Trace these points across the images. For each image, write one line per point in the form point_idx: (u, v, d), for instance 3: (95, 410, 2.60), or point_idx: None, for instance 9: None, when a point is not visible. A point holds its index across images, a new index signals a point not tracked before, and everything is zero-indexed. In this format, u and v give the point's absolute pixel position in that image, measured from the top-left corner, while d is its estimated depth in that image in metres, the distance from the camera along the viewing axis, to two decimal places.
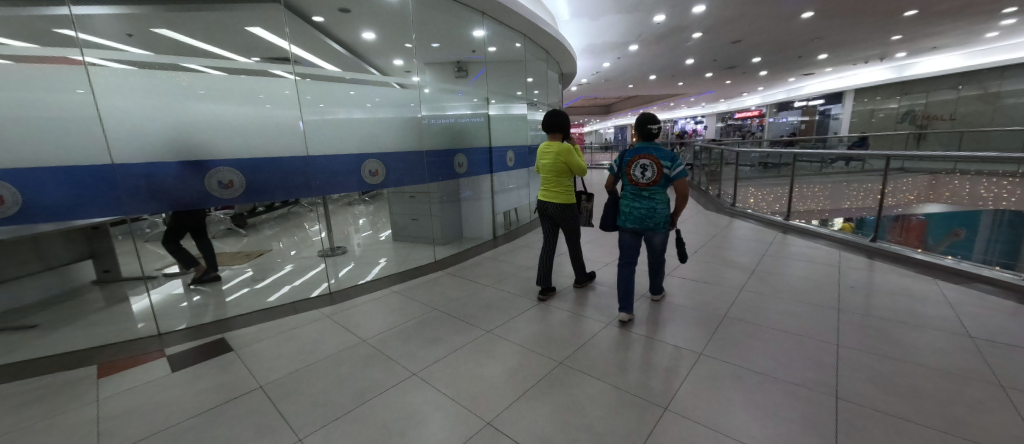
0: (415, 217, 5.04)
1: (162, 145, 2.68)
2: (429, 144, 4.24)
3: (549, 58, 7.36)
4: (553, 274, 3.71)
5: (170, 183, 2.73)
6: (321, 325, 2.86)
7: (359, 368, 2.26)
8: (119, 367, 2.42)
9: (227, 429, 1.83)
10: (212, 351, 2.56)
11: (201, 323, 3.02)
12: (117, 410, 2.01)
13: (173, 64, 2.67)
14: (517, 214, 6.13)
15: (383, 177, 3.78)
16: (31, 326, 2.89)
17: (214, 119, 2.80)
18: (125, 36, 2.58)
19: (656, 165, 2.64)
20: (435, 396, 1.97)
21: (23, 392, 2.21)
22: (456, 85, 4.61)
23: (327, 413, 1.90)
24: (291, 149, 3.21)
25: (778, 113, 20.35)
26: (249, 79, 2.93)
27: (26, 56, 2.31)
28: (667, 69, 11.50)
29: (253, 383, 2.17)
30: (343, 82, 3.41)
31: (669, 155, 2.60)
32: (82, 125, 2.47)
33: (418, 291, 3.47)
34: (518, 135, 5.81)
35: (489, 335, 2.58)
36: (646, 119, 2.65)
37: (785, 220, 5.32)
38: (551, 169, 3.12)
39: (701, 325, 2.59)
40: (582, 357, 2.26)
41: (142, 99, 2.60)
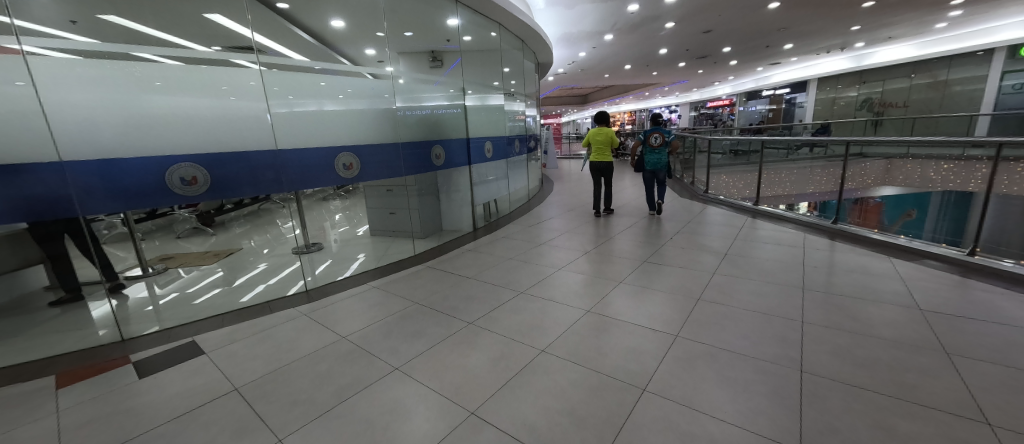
0: (393, 211, 5.02)
1: (114, 141, 2.50)
2: (404, 135, 4.14)
3: (525, 47, 7.30)
4: (535, 264, 3.75)
5: (126, 180, 2.56)
6: (298, 324, 2.80)
7: (340, 365, 2.23)
8: (81, 375, 2.30)
9: (203, 432, 1.78)
10: (180, 356, 2.46)
11: (168, 325, 2.89)
12: (82, 420, 1.91)
13: (124, 53, 2.49)
14: (497, 206, 6.12)
15: (358, 171, 3.69)
16: None
17: (175, 113, 2.66)
18: (70, 23, 2.39)
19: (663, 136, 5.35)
20: (419, 388, 1.97)
21: None
22: (432, 76, 4.50)
23: (306, 412, 1.87)
24: (259, 143, 3.08)
25: (748, 102, 20.98)
26: (211, 69, 2.79)
27: None
28: (642, 59, 11.67)
29: (228, 386, 2.11)
30: (313, 73, 3.29)
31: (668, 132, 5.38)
32: (25, 121, 2.31)
33: (399, 285, 3.44)
34: (496, 125, 5.78)
35: (472, 326, 2.59)
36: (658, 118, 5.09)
37: (755, 205, 5.53)
38: (604, 143, 5.44)
39: (677, 306, 2.70)
40: (565, 343, 2.31)
41: (87, 89, 2.40)
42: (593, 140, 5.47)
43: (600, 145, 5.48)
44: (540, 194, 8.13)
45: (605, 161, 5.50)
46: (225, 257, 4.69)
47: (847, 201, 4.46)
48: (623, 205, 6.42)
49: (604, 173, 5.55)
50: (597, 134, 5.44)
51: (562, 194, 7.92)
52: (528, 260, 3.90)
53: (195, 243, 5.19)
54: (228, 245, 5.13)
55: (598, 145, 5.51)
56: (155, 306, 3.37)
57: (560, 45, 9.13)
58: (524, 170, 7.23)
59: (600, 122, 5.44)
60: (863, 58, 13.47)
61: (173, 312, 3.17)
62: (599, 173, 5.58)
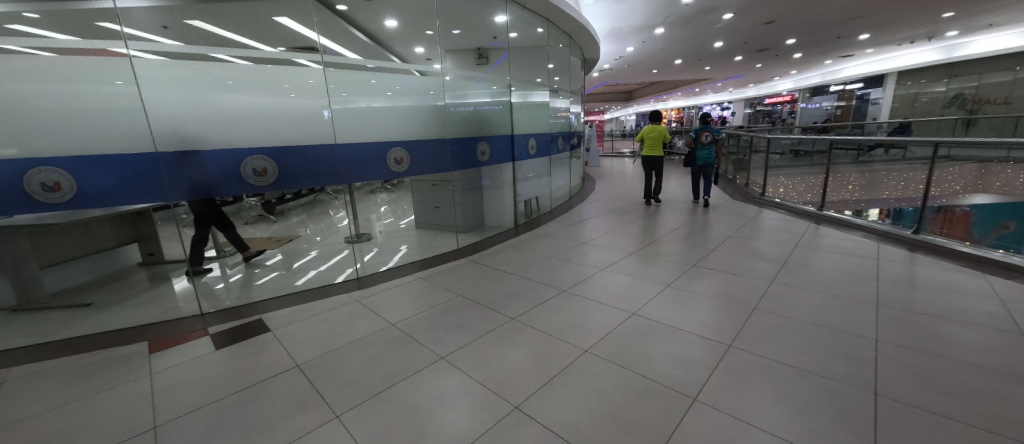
0: (438, 205, 5.19)
1: (198, 135, 2.79)
2: (451, 131, 4.24)
3: (571, 43, 7.22)
4: (576, 263, 3.71)
5: (204, 171, 2.84)
6: (350, 309, 2.97)
7: (390, 351, 2.34)
8: (168, 343, 2.59)
9: (268, 404, 1.94)
10: (249, 331, 2.69)
11: (235, 304, 3.17)
12: (168, 384, 2.15)
13: (203, 54, 2.74)
14: (538, 203, 6.12)
15: (408, 165, 3.85)
16: (85, 303, 3.19)
17: (245, 109, 2.90)
18: (161, 28, 2.69)
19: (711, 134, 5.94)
20: (462, 380, 2.02)
21: (87, 363, 2.42)
22: (478, 72, 4.57)
23: (360, 393, 1.98)
24: (318, 138, 3.28)
25: (812, 98, 19.40)
26: (274, 68, 2.99)
27: (70, 49, 2.41)
28: (694, 53, 11.12)
29: (290, 362, 2.28)
30: (365, 71, 3.44)
31: (718, 130, 5.92)
32: (126, 116, 2.60)
33: (442, 278, 3.54)
34: (539, 122, 5.76)
35: (515, 321, 2.61)
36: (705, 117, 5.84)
37: (819, 211, 5.12)
38: (656, 139, 5.87)
39: (729, 315, 2.56)
40: (609, 344, 2.28)
41: (176, 88, 2.70)
42: (646, 136, 5.91)
43: (652, 142, 5.92)
44: (581, 192, 8.01)
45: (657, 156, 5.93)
46: (284, 243, 5.05)
47: (930, 209, 3.97)
48: (670, 206, 6.17)
49: (655, 167, 5.98)
50: (651, 131, 5.91)
51: (604, 192, 7.74)
52: (569, 259, 3.86)
53: (259, 229, 5.66)
54: (287, 232, 5.53)
55: (651, 141, 5.94)
56: (224, 284, 3.70)
57: (608, 40, 8.91)
58: (567, 168, 7.16)
59: (654, 121, 5.87)
60: (954, 50, 12.01)
61: (239, 292, 3.47)
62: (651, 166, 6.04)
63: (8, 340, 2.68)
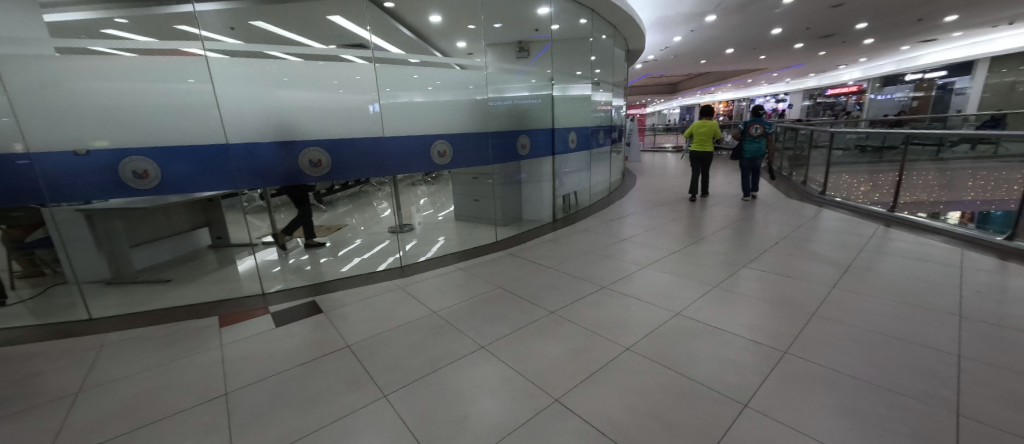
0: (477, 198, 5.21)
1: (262, 129, 3.02)
2: (492, 125, 4.26)
3: (616, 34, 7.00)
4: (617, 260, 3.64)
5: (266, 161, 3.07)
6: (395, 295, 3.10)
7: (433, 337, 2.42)
8: (235, 319, 2.83)
9: (322, 379, 2.07)
10: (304, 312, 2.88)
11: (290, 286, 3.40)
12: (236, 355, 2.35)
13: (259, 52, 2.93)
14: (577, 198, 6.04)
15: (450, 158, 3.94)
16: (165, 279, 3.58)
17: (298, 105, 3.08)
18: (229, 29, 2.88)
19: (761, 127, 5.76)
20: (503, 369, 2.06)
21: (167, 333, 2.70)
22: (517, 65, 4.50)
23: (406, 375, 2.06)
24: (366, 132, 3.42)
25: (883, 89, 17.62)
26: (326, 65, 3.15)
27: (146, 50, 2.67)
28: (749, 42, 10.44)
29: (341, 343, 2.42)
30: (407, 65, 3.53)
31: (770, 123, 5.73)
32: (199, 111, 2.85)
33: (482, 269, 3.59)
34: (580, 116, 5.65)
35: (555, 315, 2.61)
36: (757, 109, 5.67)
37: (890, 212, 4.66)
38: (706, 134, 5.72)
39: (784, 320, 2.41)
40: (652, 343, 2.22)
41: (241, 85, 2.91)
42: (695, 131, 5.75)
43: (702, 137, 5.76)
44: (621, 188, 7.80)
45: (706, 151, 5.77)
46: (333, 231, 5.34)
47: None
48: (717, 203, 5.87)
49: (704, 162, 5.75)
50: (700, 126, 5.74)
51: (645, 188, 7.51)
52: (609, 255, 3.79)
53: None
54: (336, 221, 5.85)
55: (700, 136, 5.77)
56: (280, 267, 3.99)
57: (654, 30, 8.59)
58: (607, 162, 7.01)
59: (704, 115, 5.70)
60: None
61: (293, 275, 3.73)
62: (700, 162, 5.82)
63: (106, 310, 3.11)
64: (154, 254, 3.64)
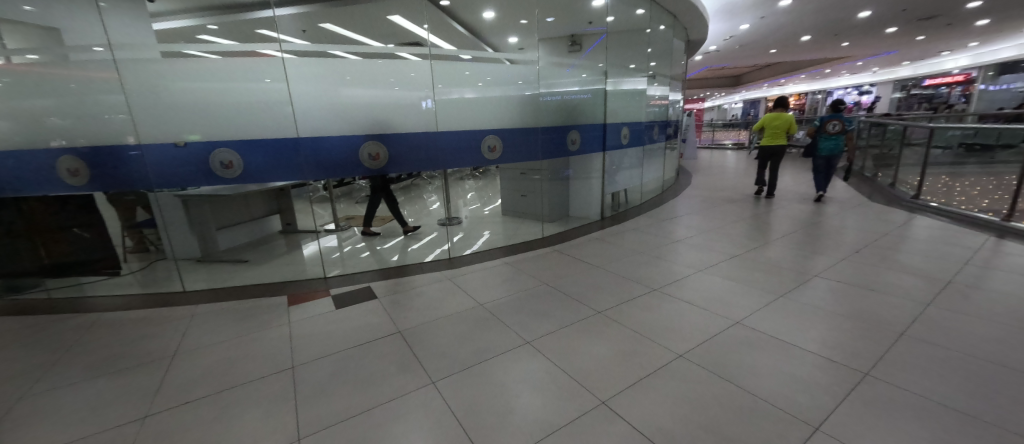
0: (524, 194, 5.28)
1: (327, 124, 3.23)
2: (542, 120, 4.22)
3: (676, 24, 6.64)
4: (669, 261, 3.48)
5: (331, 154, 3.29)
6: (443, 285, 3.20)
7: (479, 329, 2.47)
8: (301, 298, 3.09)
9: (375, 361, 2.19)
10: (360, 297, 3.07)
11: (347, 271, 3.64)
12: (301, 333, 2.56)
13: (324, 52, 3.11)
14: (626, 195, 5.85)
15: (500, 153, 3.96)
16: (243, 260, 4.02)
17: (359, 101, 3.26)
18: (301, 31, 3.11)
19: (842, 123, 5.21)
20: (547, 367, 2.05)
21: (244, 308, 3.00)
22: (568, 60, 4.41)
23: (453, 364, 2.12)
24: (420, 127, 3.54)
25: (998, 78, 15.15)
26: (384, 63, 3.28)
27: (228, 52, 2.93)
28: (829, 27, 9.44)
29: (393, 328, 2.54)
30: (459, 62, 3.59)
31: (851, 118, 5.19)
32: (273, 107, 3.10)
33: (527, 264, 3.60)
34: (633, 111, 5.43)
35: (602, 315, 2.55)
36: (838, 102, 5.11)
37: (1005, 221, 4.00)
38: (779, 127, 5.45)
39: (864, 337, 2.17)
40: (707, 351, 2.10)
41: (309, 83, 3.13)
42: (767, 124, 5.54)
43: (774, 130, 5.51)
44: (675, 186, 7.43)
45: (777, 145, 5.53)
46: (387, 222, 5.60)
47: None
48: (785, 205, 5.39)
49: (774, 157, 5.55)
50: (773, 119, 5.49)
51: (701, 187, 7.08)
52: (661, 256, 3.63)
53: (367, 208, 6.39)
54: None
55: (772, 129, 5.53)
56: (338, 253, 4.31)
57: (718, 18, 8.03)
58: (660, 159, 6.69)
59: (778, 107, 5.44)
60: None
61: (351, 261, 3.99)
62: (769, 156, 5.63)
63: (195, 283, 3.51)
64: (235, 237, 4.35)
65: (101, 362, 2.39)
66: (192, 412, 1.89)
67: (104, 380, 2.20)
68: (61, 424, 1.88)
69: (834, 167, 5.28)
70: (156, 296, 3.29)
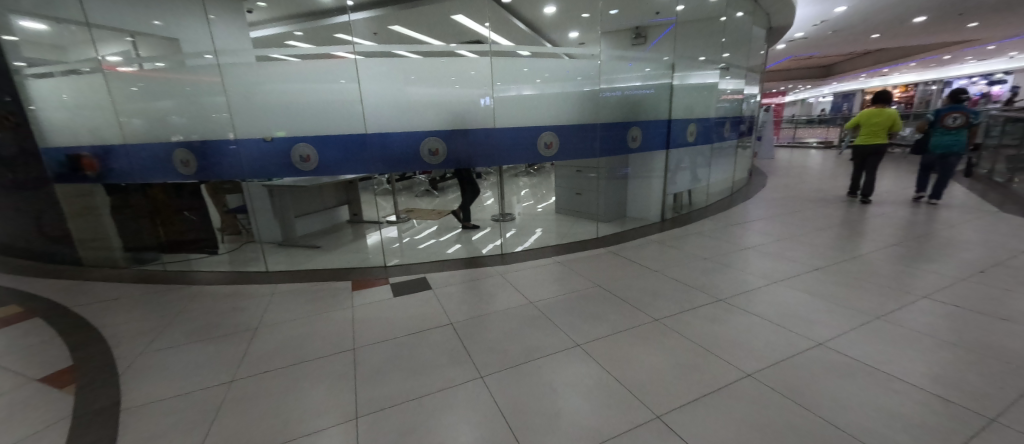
0: (579, 192, 5.19)
1: (393, 121, 3.39)
2: (602, 116, 4.08)
3: (756, 10, 6.06)
4: (737, 270, 3.19)
5: (395, 149, 3.45)
6: (495, 281, 3.24)
7: (529, 327, 2.45)
8: (363, 284, 3.30)
9: (428, 350, 2.27)
10: (416, 286, 3.20)
11: (404, 261, 3.82)
12: (362, 317, 2.74)
13: (389, 52, 3.27)
14: (691, 196, 5.48)
15: (556, 150, 3.89)
16: (315, 246, 4.43)
17: (421, 100, 3.40)
18: (371, 34, 3.28)
19: (965, 116, 4.39)
20: (597, 372, 1.98)
21: (315, 290, 3.27)
22: (631, 53, 4.21)
23: (503, 360, 2.13)
24: (479, 123, 3.59)
25: None
26: (445, 62, 3.38)
27: (306, 55, 3.19)
28: (951, 6, 8.04)
29: (445, 319, 2.62)
30: (519, 59, 3.57)
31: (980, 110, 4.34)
32: (344, 106, 3.32)
33: (580, 264, 3.52)
34: (702, 106, 5.05)
35: (658, 323, 2.41)
36: (956, 92, 4.38)
37: None
38: (879, 124, 4.75)
39: (986, 375, 1.82)
40: (781, 374, 1.89)
41: (377, 83, 3.31)
42: (863, 122, 4.87)
43: (872, 127, 4.82)
44: (746, 188, 6.82)
45: (876, 144, 4.83)
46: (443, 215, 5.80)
47: None
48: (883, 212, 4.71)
49: (871, 157, 4.90)
50: (872, 115, 4.80)
51: (779, 190, 6.42)
52: (728, 264, 3.35)
53: (426, 201, 6.66)
54: (446, 206, 6.31)
55: (870, 127, 4.84)
56: (398, 244, 4.56)
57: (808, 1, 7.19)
58: (731, 158, 6.17)
59: (878, 101, 4.79)
60: None
61: (409, 251, 4.20)
62: (866, 156, 4.99)
63: (275, 264, 3.90)
64: (311, 225, 4.84)
65: (200, 329, 2.74)
66: (268, 381, 2.10)
67: (201, 345, 2.52)
68: (167, 379, 2.18)
69: (952, 170, 4.49)
70: (244, 273, 3.70)
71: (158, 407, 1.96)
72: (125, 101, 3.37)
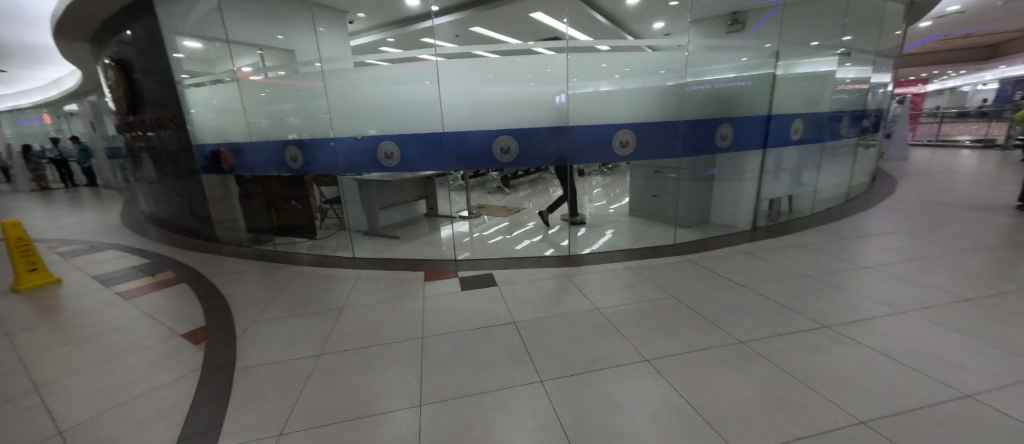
0: (657, 194, 4.96)
1: (469, 120, 3.49)
2: (687, 112, 3.75)
3: None
4: (847, 292, 2.72)
5: (470, 147, 3.55)
6: (560, 282, 3.17)
7: (593, 334, 2.35)
8: (434, 276, 3.47)
9: (490, 347, 2.30)
10: (483, 282, 3.27)
11: (473, 256, 3.93)
12: (432, 307, 2.87)
13: (468, 53, 3.35)
14: (791, 203, 4.81)
15: (633, 148, 3.66)
16: (395, 236, 4.77)
17: (497, 99, 3.44)
18: (454, 37, 3.61)
19: None
20: (667, 392, 1.82)
21: (392, 278, 3.52)
22: (726, 42, 3.81)
23: (564, 366, 2.06)
24: (552, 122, 3.54)
25: None
26: (522, 60, 3.37)
27: (396, 59, 3.43)
28: None
29: (508, 318, 2.63)
30: (597, 54, 3.42)
31: None
32: (425, 106, 3.50)
33: (653, 272, 3.28)
34: (811, 99, 4.37)
35: (743, 346, 2.14)
36: None
37: None
38: None
39: None
40: (905, 426, 1.55)
41: (456, 83, 3.42)
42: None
43: None
44: (865, 194, 5.79)
45: None
46: (513, 212, 5.87)
47: None
48: None
49: None
50: None
51: (910, 198, 5.34)
52: (835, 284, 2.86)
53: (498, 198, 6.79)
54: (517, 204, 6.37)
55: None
56: (469, 239, 4.73)
57: None
58: (846, 159, 5.28)
59: None
60: None
61: (479, 246, 4.33)
62: None
63: (361, 251, 4.29)
64: (392, 216, 5.24)
65: (296, 305, 3.11)
66: (347, 359, 2.30)
67: (296, 319, 2.86)
68: (268, 346, 2.51)
69: None
70: (334, 258, 4.12)
71: (260, 370, 2.26)
72: (253, 104, 3.95)
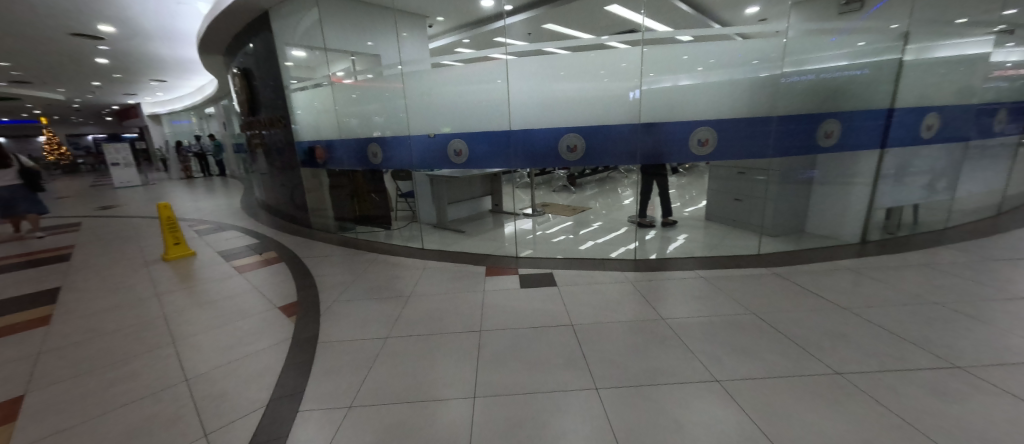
0: (738, 198, 4.45)
1: (537, 117, 3.48)
2: (783, 106, 3.32)
3: None
4: (992, 327, 2.19)
5: (537, 144, 3.53)
6: (625, 287, 3.02)
7: (658, 346, 2.19)
8: (495, 271, 3.52)
9: (546, 347, 2.26)
10: (543, 281, 3.24)
11: (536, 254, 3.91)
12: (492, 302, 2.91)
13: (539, 50, 3.33)
14: (916, 214, 4.03)
15: (713, 147, 3.33)
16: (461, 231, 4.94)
17: (567, 96, 3.38)
18: (527, 35, 3.56)
19: None
20: (741, 420, 1.63)
21: (456, 270, 3.64)
22: (836, 24, 3.30)
23: (622, 376, 1.96)
24: (624, 119, 3.38)
25: None
26: (595, 56, 3.28)
27: (468, 60, 3.53)
28: None
29: (567, 320, 2.56)
30: (677, 46, 3.16)
31: None
32: (495, 103, 3.56)
33: (732, 284, 2.97)
34: (956, 88, 3.55)
35: (841, 379, 1.84)
36: None
37: None
38: None
39: None
40: None
41: (526, 81, 3.42)
42: None
43: None
44: None
45: None
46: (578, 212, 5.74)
47: None
48: None
49: None
50: None
51: None
52: (975, 315, 2.33)
53: (562, 196, 6.69)
54: (581, 203, 6.22)
55: None
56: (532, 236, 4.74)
57: None
58: (1000, 163, 4.28)
59: None
60: None
61: (543, 244, 4.31)
62: None
63: (430, 243, 4.51)
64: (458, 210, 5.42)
65: (370, 289, 3.37)
66: (411, 344, 2.44)
67: (370, 302, 3.10)
68: (345, 325, 2.76)
69: None
70: (406, 248, 4.39)
71: (337, 345, 2.49)
72: (345, 105, 4.37)
